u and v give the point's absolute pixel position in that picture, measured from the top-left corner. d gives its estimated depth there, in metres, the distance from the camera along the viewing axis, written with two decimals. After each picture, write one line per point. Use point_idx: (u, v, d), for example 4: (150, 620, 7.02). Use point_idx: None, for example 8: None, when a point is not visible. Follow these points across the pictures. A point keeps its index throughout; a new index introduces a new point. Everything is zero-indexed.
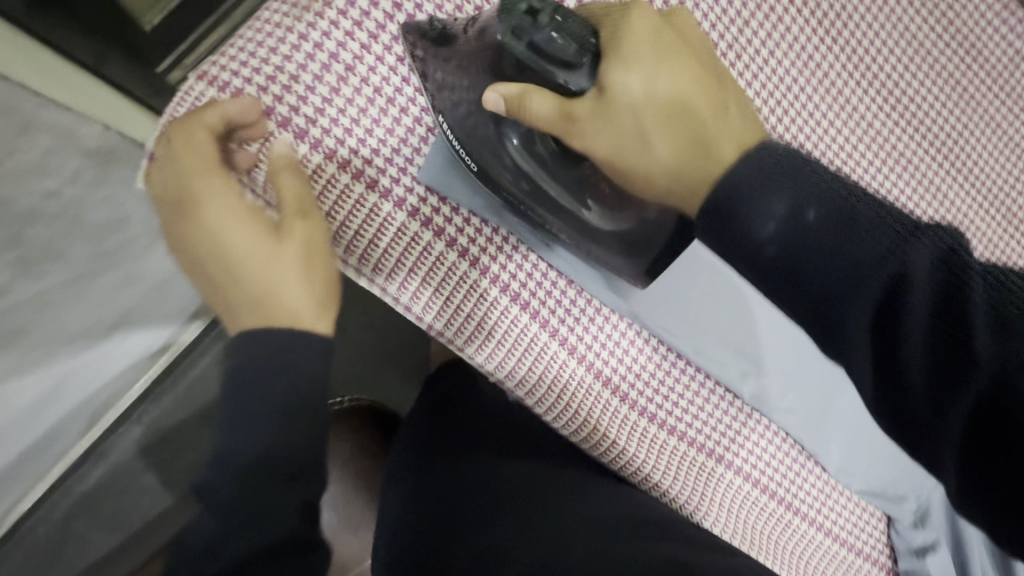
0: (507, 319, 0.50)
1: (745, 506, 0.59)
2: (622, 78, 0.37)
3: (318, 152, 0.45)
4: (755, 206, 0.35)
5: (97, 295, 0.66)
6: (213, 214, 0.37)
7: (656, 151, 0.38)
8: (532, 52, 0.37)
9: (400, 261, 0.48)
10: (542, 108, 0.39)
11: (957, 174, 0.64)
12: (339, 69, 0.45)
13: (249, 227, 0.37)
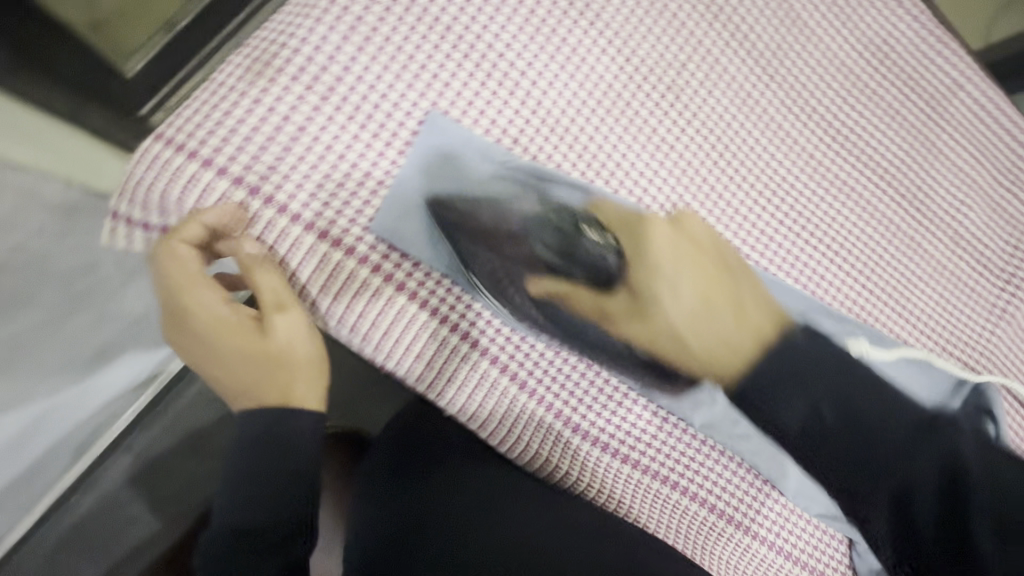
0: (458, 357, 0.51)
1: (703, 532, 0.59)
2: (655, 291, 0.45)
3: (271, 206, 0.46)
4: (782, 403, 0.41)
5: (78, 339, 0.66)
6: (207, 329, 0.45)
7: (690, 346, 0.44)
8: (563, 259, 0.48)
9: (346, 302, 0.48)
10: (583, 300, 0.47)
11: (905, 207, 0.64)
12: (290, 125, 0.47)
13: (239, 339, 0.45)
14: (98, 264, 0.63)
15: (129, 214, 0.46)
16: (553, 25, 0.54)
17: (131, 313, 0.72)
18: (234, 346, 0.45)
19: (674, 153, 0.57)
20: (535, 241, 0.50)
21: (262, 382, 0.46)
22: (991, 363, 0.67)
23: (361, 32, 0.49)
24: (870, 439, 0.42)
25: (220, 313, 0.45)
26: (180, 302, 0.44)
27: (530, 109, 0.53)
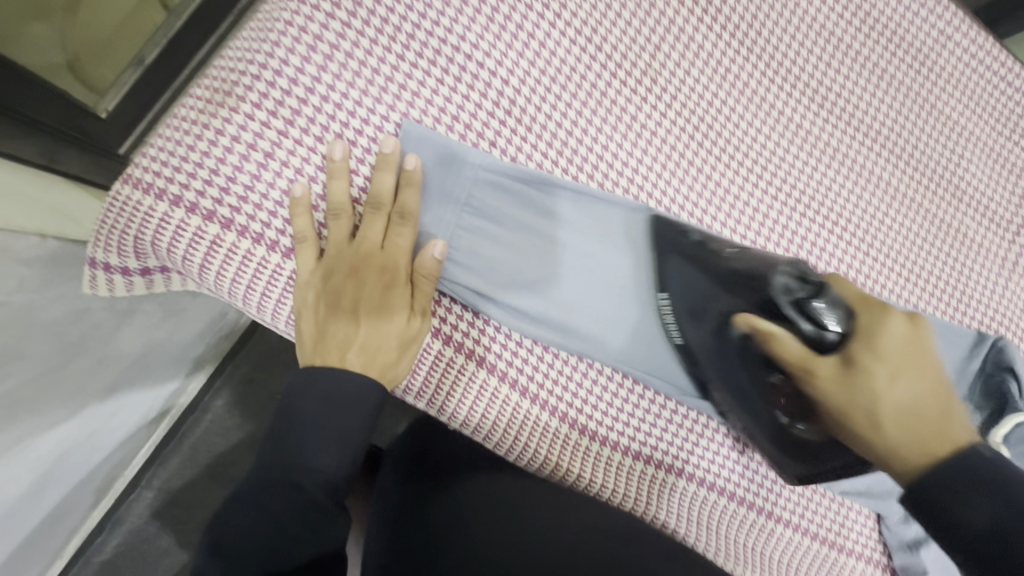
0: (442, 363, 0.50)
1: (725, 522, 0.58)
2: (872, 365, 0.40)
3: (246, 237, 0.45)
4: (965, 505, 0.35)
5: (77, 386, 0.64)
6: (353, 281, 0.44)
7: (885, 433, 0.39)
8: (794, 306, 0.43)
9: None
10: (791, 348, 0.42)
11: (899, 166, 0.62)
12: (257, 153, 0.45)
13: (380, 311, 0.44)
14: (87, 308, 0.61)
15: (107, 260, 0.45)
16: (518, 20, 0.52)
17: (134, 352, 0.72)
18: (374, 312, 0.44)
19: (656, 139, 0.55)
20: (776, 275, 0.45)
21: (379, 361, 0.44)
22: (1003, 319, 0.65)
23: (321, 49, 0.47)
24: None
25: (377, 273, 0.44)
26: (343, 245, 0.45)
27: (504, 109, 0.51)
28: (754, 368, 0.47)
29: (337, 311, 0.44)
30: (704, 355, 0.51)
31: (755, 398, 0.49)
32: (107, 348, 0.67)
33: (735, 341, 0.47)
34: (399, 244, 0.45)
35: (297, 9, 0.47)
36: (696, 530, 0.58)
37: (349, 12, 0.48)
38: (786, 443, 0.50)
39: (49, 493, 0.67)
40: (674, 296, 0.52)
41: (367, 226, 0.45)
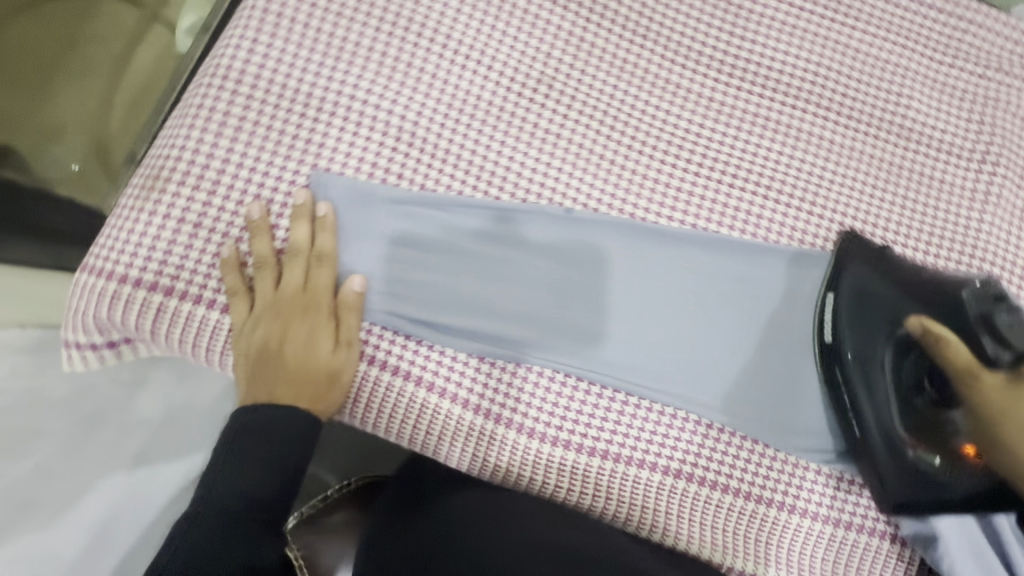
0: (381, 386, 0.53)
1: (699, 509, 0.57)
2: None
3: (187, 300, 0.50)
4: None
5: (102, 456, 0.70)
6: (281, 324, 0.50)
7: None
8: (982, 323, 0.52)
9: None
10: (960, 353, 0.52)
11: (823, 121, 0.61)
12: (188, 225, 0.50)
13: (308, 345, 0.50)
14: (83, 386, 0.71)
15: (78, 339, 0.50)
16: (407, 60, 0.55)
17: (157, 415, 0.76)
18: (302, 347, 0.50)
19: (561, 140, 0.57)
20: (964, 293, 0.53)
21: (308, 394, 0.50)
22: (982, 255, 0.60)
23: (231, 123, 0.52)
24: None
25: (301, 313, 0.50)
26: (270, 293, 0.50)
27: (408, 142, 0.54)
28: (903, 386, 0.55)
29: (270, 351, 0.50)
30: (853, 353, 0.56)
31: (895, 408, 0.55)
32: (126, 415, 0.74)
33: (891, 354, 0.56)
34: (319, 285, 0.51)
35: (205, 91, 0.52)
36: (671, 522, 0.57)
37: (250, 85, 0.52)
38: (904, 467, 0.54)
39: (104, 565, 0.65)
40: (841, 296, 0.56)
41: (289, 274, 0.51)
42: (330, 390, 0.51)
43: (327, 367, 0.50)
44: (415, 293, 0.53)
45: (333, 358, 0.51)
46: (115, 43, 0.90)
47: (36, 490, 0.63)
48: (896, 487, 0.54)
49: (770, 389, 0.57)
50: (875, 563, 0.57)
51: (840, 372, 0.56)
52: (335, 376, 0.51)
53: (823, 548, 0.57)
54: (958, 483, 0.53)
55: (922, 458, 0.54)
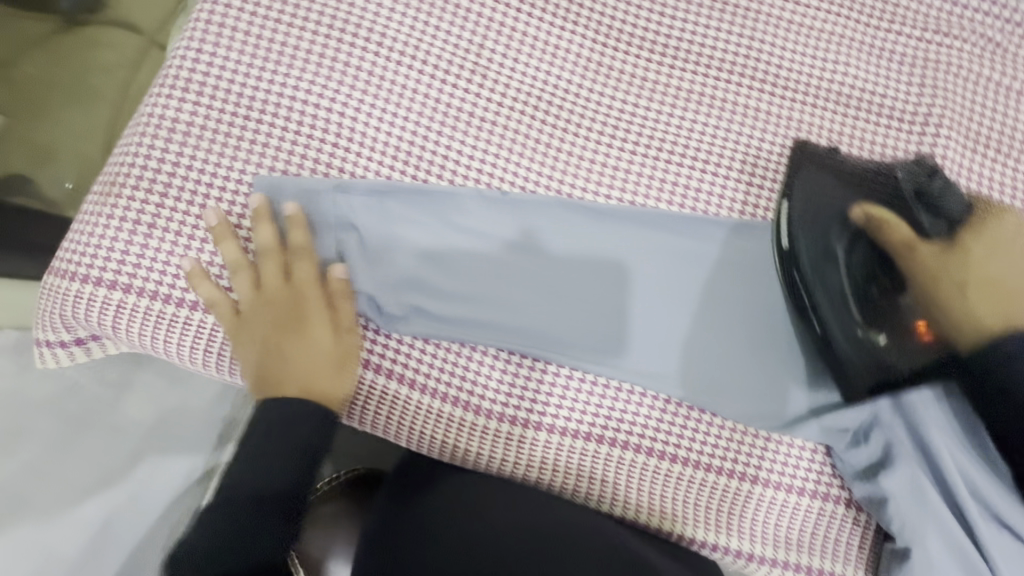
0: None
1: (648, 479, 0.58)
2: (964, 250, 0.54)
3: (144, 296, 0.53)
4: None
5: (94, 453, 0.74)
6: (272, 324, 0.53)
7: (971, 302, 0.52)
8: (914, 199, 0.55)
9: (222, 352, 0.55)
10: (902, 229, 0.55)
11: (760, 94, 0.61)
12: (142, 226, 0.53)
13: (304, 340, 0.53)
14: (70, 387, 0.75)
15: (48, 338, 0.54)
16: (344, 60, 0.57)
17: (149, 418, 0.78)
18: (297, 342, 0.53)
19: (497, 127, 0.58)
20: (901, 172, 0.56)
21: (318, 382, 0.53)
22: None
23: (179, 128, 0.55)
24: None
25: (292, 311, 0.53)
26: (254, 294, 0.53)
27: (347, 137, 0.56)
28: (856, 274, 0.55)
29: (268, 350, 0.53)
30: (810, 253, 0.54)
31: (850, 297, 0.54)
32: (117, 416, 0.77)
33: (844, 249, 0.55)
34: (303, 279, 0.53)
35: (154, 100, 0.55)
36: (625, 495, 0.58)
37: (196, 93, 0.55)
38: (862, 353, 0.54)
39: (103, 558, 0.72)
40: (796, 201, 0.55)
41: (270, 271, 0.53)
42: (338, 375, 0.53)
43: (329, 350, 0.53)
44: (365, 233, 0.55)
45: (337, 342, 0.54)
46: (111, 72, 0.96)
47: (22, 487, 0.69)
48: (856, 374, 0.54)
49: (721, 351, 0.57)
50: (834, 530, 0.56)
51: (798, 274, 0.54)
52: (340, 359, 0.54)
53: (778, 516, 0.57)
54: (909, 361, 0.54)
55: (876, 340, 0.54)
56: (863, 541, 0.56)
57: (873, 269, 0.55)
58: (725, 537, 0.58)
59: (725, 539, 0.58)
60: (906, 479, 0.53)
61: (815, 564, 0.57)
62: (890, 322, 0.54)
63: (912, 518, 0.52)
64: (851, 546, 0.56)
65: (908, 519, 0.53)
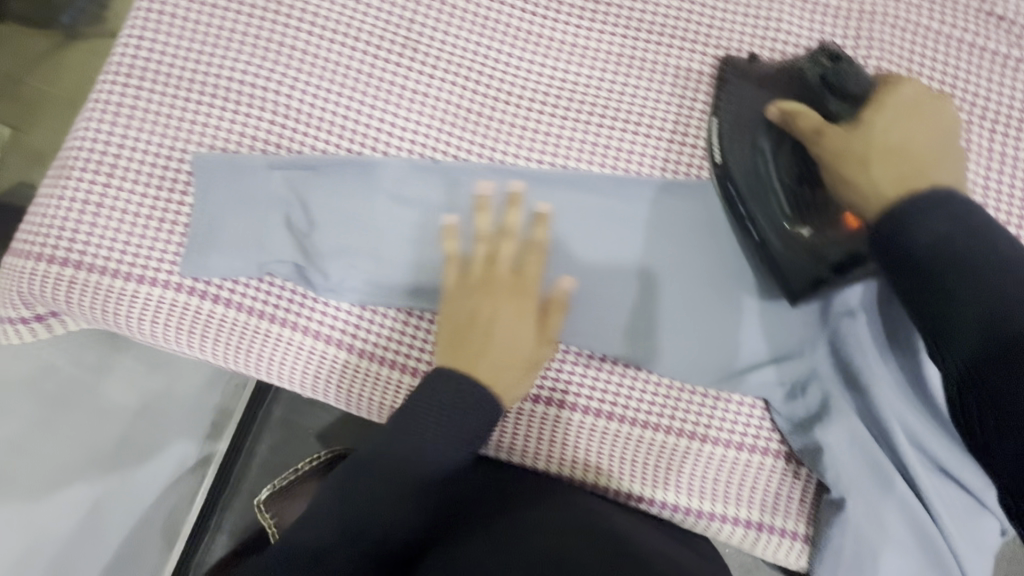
0: (272, 339, 0.56)
1: (585, 437, 0.59)
2: (874, 123, 0.47)
3: (92, 271, 0.55)
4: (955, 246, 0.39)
5: (77, 430, 0.77)
6: (490, 304, 0.54)
7: (874, 177, 0.44)
8: (820, 84, 0.50)
9: (165, 322, 0.56)
10: (808, 117, 0.49)
11: (692, 55, 0.61)
12: (90, 206, 0.55)
13: (517, 333, 0.54)
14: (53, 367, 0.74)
15: (7, 314, 0.57)
16: (279, 41, 0.59)
17: (132, 404, 0.85)
18: (503, 325, 0.54)
19: (430, 99, 0.60)
20: (803, 62, 0.52)
21: (506, 378, 0.53)
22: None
23: (123, 112, 0.57)
24: (988, 252, 0.38)
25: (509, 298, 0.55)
26: (484, 268, 0.56)
27: (284, 114, 0.58)
28: (783, 175, 0.53)
29: (470, 324, 0.54)
30: (740, 167, 0.55)
31: (780, 198, 0.53)
32: (98, 396, 0.80)
33: (770, 149, 0.54)
34: (532, 274, 0.56)
35: (100, 86, 0.58)
36: (565, 453, 0.59)
37: (138, 78, 0.58)
38: (797, 254, 0.53)
39: (103, 532, 0.82)
40: (724, 116, 0.57)
41: (503, 256, 0.56)
42: (511, 380, 0.54)
43: (506, 353, 0.53)
44: (289, 179, 0.55)
45: (505, 354, 0.53)
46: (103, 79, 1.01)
47: (13, 462, 0.68)
48: (795, 274, 0.53)
49: (658, 305, 0.57)
50: (772, 483, 0.57)
51: (734, 187, 0.55)
52: (523, 363, 0.54)
53: (714, 469, 0.57)
54: (844, 252, 0.52)
55: (806, 236, 0.53)
56: (803, 494, 0.57)
57: (799, 166, 0.53)
58: (671, 492, 0.58)
59: (673, 495, 0.58)
60: (841, 432, 0.53)
61: (755, 518, 0.57)
62: (821, 215, 0.52)
63: (846, 466, 0.53)
64: (790, 499, 0.56)
65: (843, 469, 0.53)
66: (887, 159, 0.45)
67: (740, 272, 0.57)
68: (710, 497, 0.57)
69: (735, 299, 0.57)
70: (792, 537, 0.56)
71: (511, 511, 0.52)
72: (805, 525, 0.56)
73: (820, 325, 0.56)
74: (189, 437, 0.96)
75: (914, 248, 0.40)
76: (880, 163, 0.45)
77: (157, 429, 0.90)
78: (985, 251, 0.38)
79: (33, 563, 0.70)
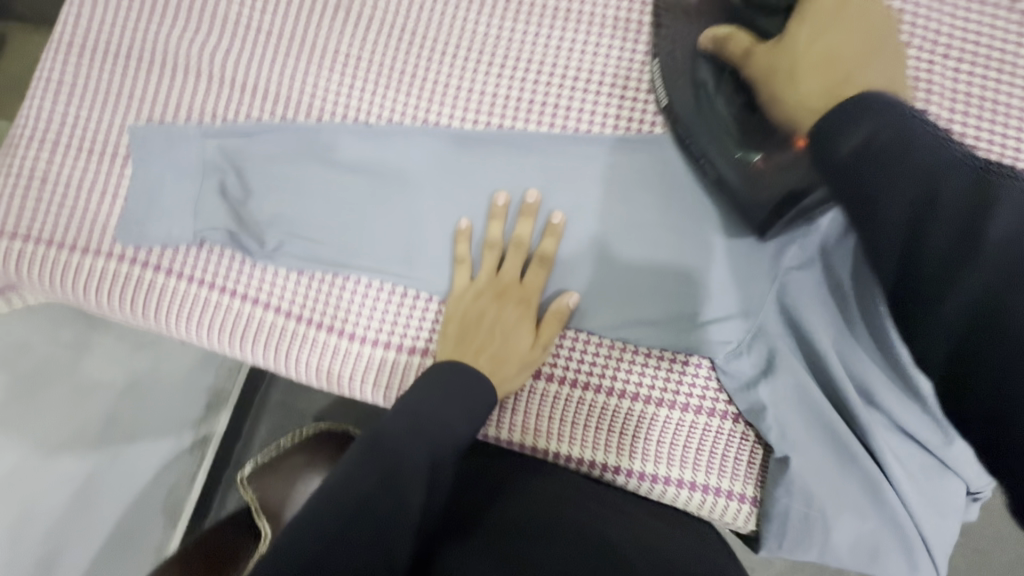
0: (214, 306, 0.56)
1: (534, 402, 0.57)
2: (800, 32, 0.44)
3: (38, 244, 0.56)
4: (882, 145, 0.33)
5: (59, 404, 0.79)
6: (496, 308, 0.54)
7: (800, 88, 0.42)
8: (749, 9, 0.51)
9: (111, 292, 0.56)
10: (741, 39, 0.50)
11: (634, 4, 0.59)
12: (35, 180, 0.57)
13: (513, 336, 0.54)
14: (27, 343, 0.76)
15: None
16: (210, 8, 0.59)
17: (119, 381, 0.88)
18: (510, 328, 0.54)
19: (363, 62, 0.59)
20: None
21: (506, 378, 0.53)
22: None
23: (65, 88, 0.58)
24: (914, 145, 0.32)
25: (516, 303, 0.55)
26: (494, 273, 0.56)
27: (219, 82, 0.58)
28: (729, 106, 0.52)
29: (475, 324, 0.54)
30: (686, 105, 0.53)
31: (728, 130, 0.51)
32: (80, 372, 0.82)
33: (712, 81, 0.52)
34: (536, 283, 0.55)
35: (43, 64, 0.59)
36: (515, 419, 0.57)
37: (78, 54, 0.59)
38: (750, 187, 0.51)
39: (100, 506, 0.84)
40: (666, 56, 0.55)
41: (513, 264, 0.56)
42: (509, 378, 0.53)
43: (504, 354, 0.53)
44: (226, 146, 0.56)
45: (503, 356, 0.53)
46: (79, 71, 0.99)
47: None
48: (750, 208, 0.51)
49: (597, 270, 0.56)
50: (720, 445, 0.54)
51: (681, 128, 0.54)
52: (522, 363, 0.54)
53: (659, 432, 0.55)
54: (796, 177, 0.47)
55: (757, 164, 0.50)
56: (750, 456, 0.54)
57: (742, 93, 0.51)
58: (626, 458, 0.55)
59: (627, 461, 0.55)
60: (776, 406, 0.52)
61: (701, 481, 0.55)
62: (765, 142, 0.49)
63: (790, 426, 0.51)
64: (738, 461, 0.54)
65: (785, 428, 0.51)
66: (816, 66, 0.42)
67: (680, 230, 0.55)
68: (665, 463, 0.55)
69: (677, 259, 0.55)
70: (739, 500, 0.54)
71: (500, 505, 0.50)
72: (753, 487, 0.54)
73: (766, 281, 0.54)
74: (179, 415, 0.97)
75: (842, 160, 0.34)
76: (808, 72, 0.42)
77: (147, 407, 0.92)
78: (920, 147, 0.32)
79: (26, 532, 0.73)
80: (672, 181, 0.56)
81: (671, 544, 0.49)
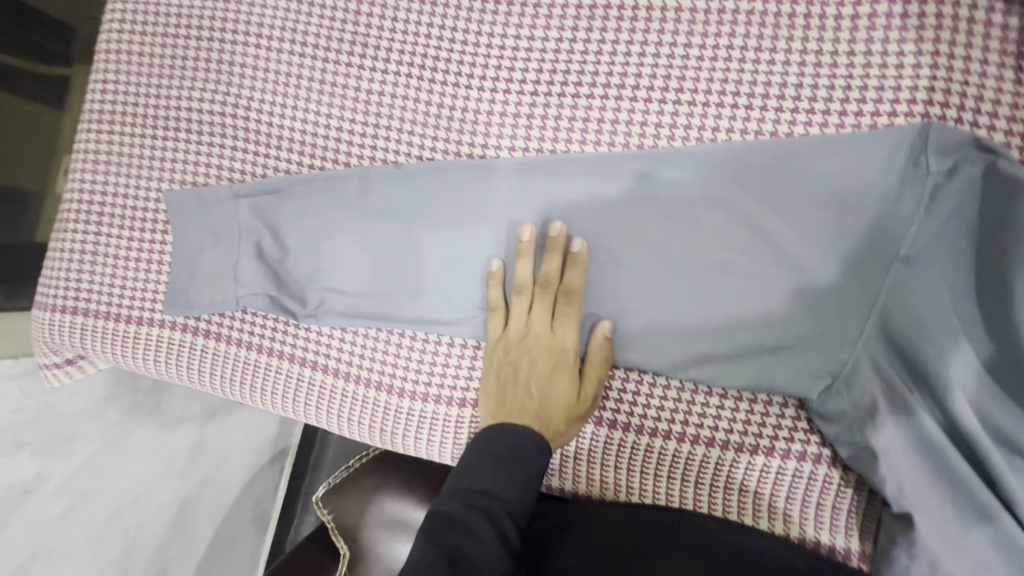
0: (266, 368, 0.56)
1: (601, 451, 0.53)
2: None
3: (100, 317, 0.58)
4: None
5: (150, 445, 0.81)
6: (528, 360, 0.50)
7: None
8: None
9: (169, 359, 0.57)
10: None
11: None
12: (87, 254, 0.58)
13: (553, 386, 0.49)
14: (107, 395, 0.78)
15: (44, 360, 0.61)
16: (229, 60, 0.56)
17: (198, 416, 0.90)
18: (546, 382, 0.49)
19: (386, 96, 0.54)
20: None
21: (553, 431, 0.49)
22: (948, 85, 0.45)
23: (102, 157, 0.58)
24: None
25: (548, 353, 0.50)
26: (525, 318, 0.51)
27: (245, 136, 0.56)
28: None
29: (513, 378, 0.50)
30: None
31: None
32: (164, 413, 0.85)
33: None
34: (567, 325, 0.50)
35: (82, 136, 0.59)
36: (583, 468, 0.54)
37: (109, 122, 0.58)
38: None
39: (195, 528, 0.88)
40: None
41: (543, 308, 0.51)
42: (556, 431, 0.49)
43: (547, 407, 0.49)
44: (259, 206, 0.54)
45: (547, 409, 0.49)
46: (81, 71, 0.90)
47: (95, 481, 0.73)
48: None
49: (659, 304, 0.50)
50: (813, 492, 0.48)
51: None
52: (567, 414, 0.49)
53: (741, 479, 0.50)
54: None
55: None
56: (850, 504, 0.48)
57: None
58: (705, 505, 0.51)
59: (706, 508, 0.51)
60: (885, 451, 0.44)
61: (791, 533, 0.49)
62: None
63: (900, 477, 0.44)
64: (835, 511, 0.48)
65: (904, 478, 0.44)
66: None
67: (753, 252, 0.49)
68: (748, 512, 0.50)
69: (750, 288, 0.49)
70: (845, 557, 0.48)
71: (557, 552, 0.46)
72: (858, 540, 0.48)
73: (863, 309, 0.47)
74: (261, 435, 0.99)
75: None
76: None
77: (229, 435, 0.94)
78: None
79: (131, 561, 0.78)
80: (742, 197, 0.49)
81: (770, 548, 0.45)
